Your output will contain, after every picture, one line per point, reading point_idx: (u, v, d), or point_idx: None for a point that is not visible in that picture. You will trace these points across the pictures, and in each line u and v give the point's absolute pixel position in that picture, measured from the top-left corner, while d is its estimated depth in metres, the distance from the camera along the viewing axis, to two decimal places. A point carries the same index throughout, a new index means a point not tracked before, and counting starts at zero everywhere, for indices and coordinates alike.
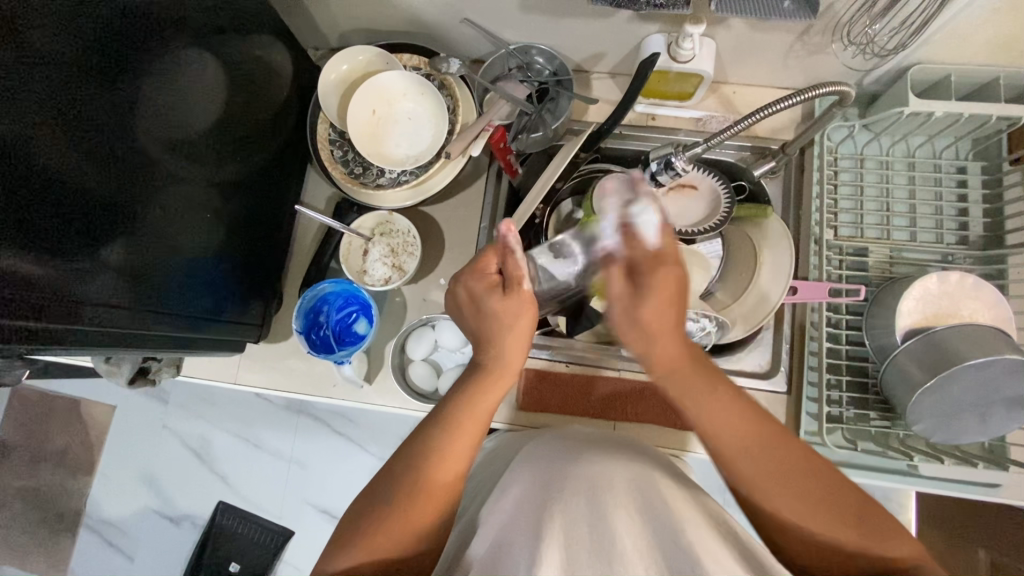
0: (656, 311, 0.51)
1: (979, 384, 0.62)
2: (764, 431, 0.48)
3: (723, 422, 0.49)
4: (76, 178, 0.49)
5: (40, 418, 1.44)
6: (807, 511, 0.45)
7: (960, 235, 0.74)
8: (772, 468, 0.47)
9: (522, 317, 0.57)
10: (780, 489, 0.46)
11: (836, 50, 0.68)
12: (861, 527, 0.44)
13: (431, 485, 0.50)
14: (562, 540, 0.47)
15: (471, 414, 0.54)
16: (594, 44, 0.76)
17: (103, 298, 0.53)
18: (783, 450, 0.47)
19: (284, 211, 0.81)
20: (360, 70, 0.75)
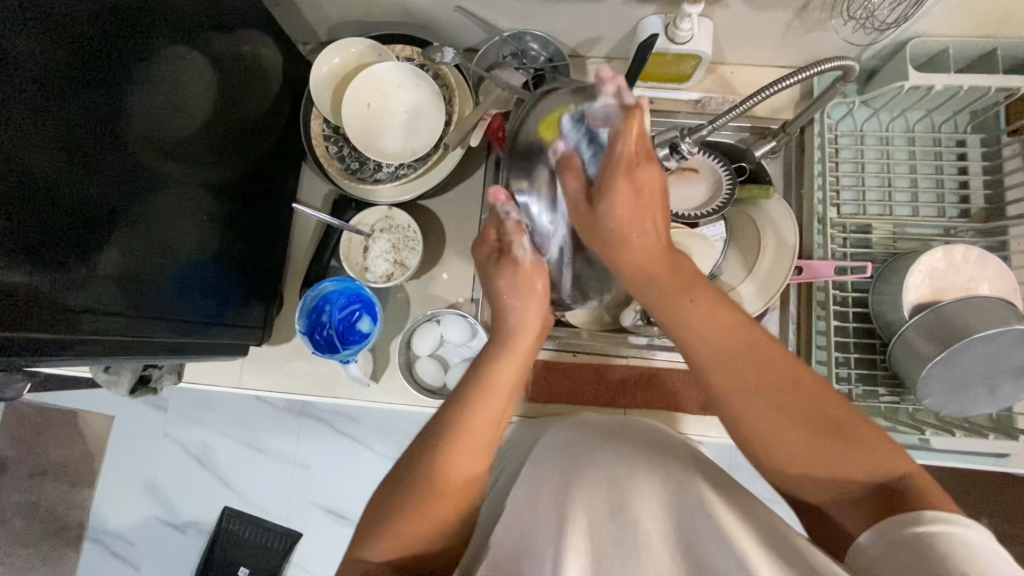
0: (638, 210, 0.48)
1: (987, 355, 0.62)
2: (741, 335, 0.46)
3: (708, 327, 0.47)
4: (63, 183, 0.47)
5: (37, 432, 1.42)
6: (785, 429, 0.43)
7: (962, 208, 0.74)
8: (755, 383, 0.44)
9: (534, 291, 0.54)
10: (766, 412, 0.44)
11: (835, 26, 0.68)
12: (846, 456, 0.42)
13: (452, 474, 0.48)
14: (587, 530, 0.46)
15: (493, 377, 0.51)
16: (590, 28, 0.74)
17: (102, 308, 0.52)
18: (764, 369, 0.45)
19: (278, 210, 0.79)
20: (352, 63, 0.73)
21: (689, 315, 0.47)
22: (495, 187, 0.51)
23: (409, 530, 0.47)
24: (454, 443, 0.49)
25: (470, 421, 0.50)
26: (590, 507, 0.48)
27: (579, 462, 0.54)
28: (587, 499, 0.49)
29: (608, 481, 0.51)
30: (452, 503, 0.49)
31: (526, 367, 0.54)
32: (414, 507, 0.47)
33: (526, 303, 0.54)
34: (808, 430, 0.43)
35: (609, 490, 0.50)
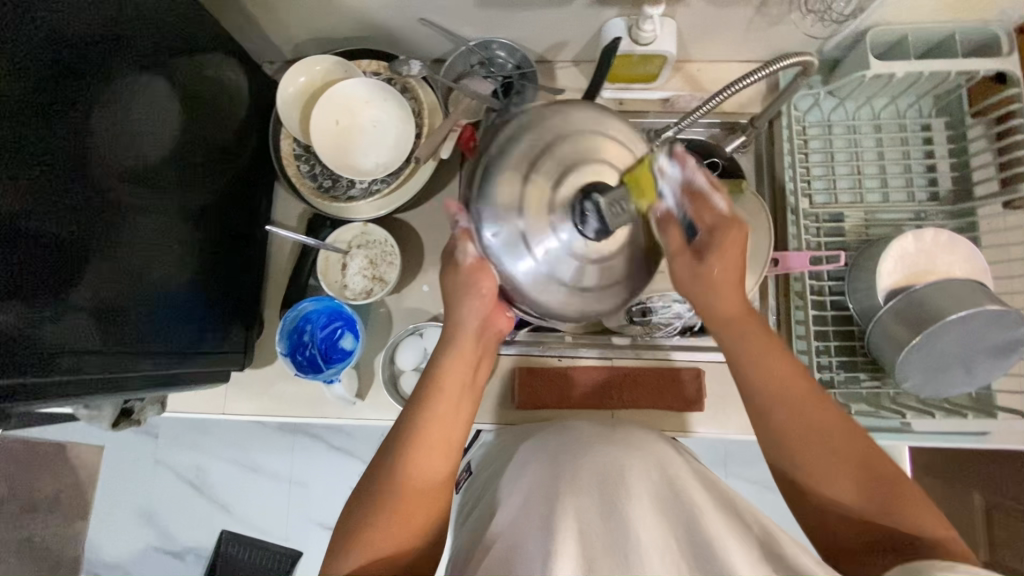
0: (730, 257, 0.49)
1: (964, 336, 0.63)
2: (803, 385, 0.49)
3: (767, 371, 0.50)
4: (29, 219, 0.46)
5: (26, 467, 1.40)
6: (830, 471, 0.48)
7: (931, 191, 0.75)
8: (812, 424, 0.49)
9: (481, 295, 0.51)
10: (808, 448, 0.49)
11: (795, 20, 0.68)
12: (871, 500, 0.47)
13: (419, 479, 0.51)
14: (577, 530, 0.48)
15: (440, 382, 0.53)
16: (555, 33, 0.75)
17: (76, 343, 0.51)
18: (822, 413, 0.49)
19: (255, 232, 0.79)
20: (319, 81, 0.73)
21: (745, 350, 0.51)
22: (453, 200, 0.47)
23: (382, 539, 0.48)
24: (415, 451, 0.51)
25: (425, 425, 0.52)
26: (579, 506, 0.50)
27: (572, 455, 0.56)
28: (576, 499, 0.50)
29: (598, 479, 0.52)
30: (431, 509, 0.51)
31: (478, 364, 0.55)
32: (387, 509, 0.49)
33: (474, 310, 0.52)
34: (849, 476, 0.48)
35: (599, 488, 0.51)
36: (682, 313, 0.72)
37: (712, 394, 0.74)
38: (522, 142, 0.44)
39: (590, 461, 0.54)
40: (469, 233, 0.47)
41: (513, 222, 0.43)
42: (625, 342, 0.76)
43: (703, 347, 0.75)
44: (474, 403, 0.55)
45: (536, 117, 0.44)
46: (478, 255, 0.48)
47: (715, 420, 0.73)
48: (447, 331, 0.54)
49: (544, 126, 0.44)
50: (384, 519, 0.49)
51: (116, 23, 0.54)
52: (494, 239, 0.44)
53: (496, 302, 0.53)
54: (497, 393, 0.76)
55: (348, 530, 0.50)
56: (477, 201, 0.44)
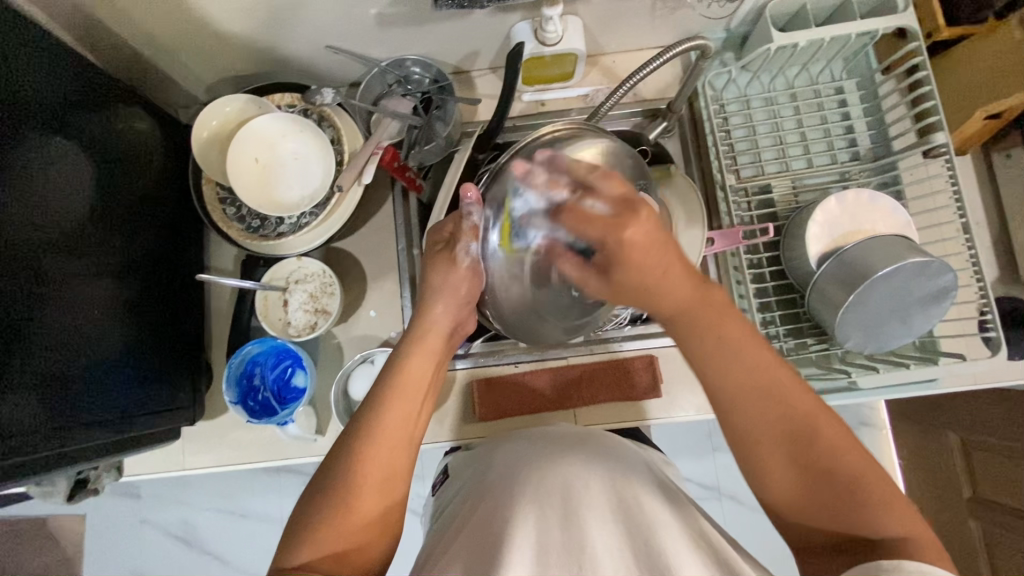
0: (646, 260, 0.40)
1: (896, 291, 0.64)
2: (766, 379, 0.45)
3: (732, 371, 0.45)
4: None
5: (8, 547, 1.36)
6: (795, 468, 0.45)
7: (851, 151, 0.77)
8: (774, 429, 0.45)
9: (455, 295, 0.57)
10: (775, 451, 0.45)
11: (694, 3, 0.69)
12: (834, 502, 0.44)
13: (374, 481, 0.50)
14: (535, 538, 0.49)
15: (408, 375, 0.54)
16: (464, 44, 0.74)
17: (20, 420, 0.50)
18: (790, 409, 0.45)
19: (190, 282, 0.77)
20: (232, 121, 0.72)
21: (709, 349, 0.45)
22: (470, 184, 0.53)
23: (336, 536, 0.48)
24: (377, 442, 0.51)
25: (389, 417, 0.52)
26: (540, 514, 0.51)
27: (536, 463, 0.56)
28: (537, 507, 0.51)
29: (564, 485, 0.53)
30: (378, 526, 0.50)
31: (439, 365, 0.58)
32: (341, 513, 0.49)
33: (446, 305, 0.57)
34: (818, 475, 0.44)
35: (562, 496, 0.52)
36: (627, 303, 0.74)
37: (669, 379, 0.75)
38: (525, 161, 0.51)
39: (554, 473, 0.54)
40: (477, 232, 0.54)
41: (502, 223, 0.51)
42: (578, 340, 0.76)
43: (655, 334, 0.76)
44: (434, 399, 0.58)
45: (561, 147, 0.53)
46: (476, 253, 0.55)
47: (674, 405, 0.74)
48: (416, 328, 0.56)
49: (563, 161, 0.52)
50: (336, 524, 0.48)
51: (22, 91, 0.53)
52: (495, 233, 0.51)
53: (468, 305, 0.58)
54: (458, 409, 0.76)
55: (299, 527, 0.49)
56: (495, 199, 0.52)
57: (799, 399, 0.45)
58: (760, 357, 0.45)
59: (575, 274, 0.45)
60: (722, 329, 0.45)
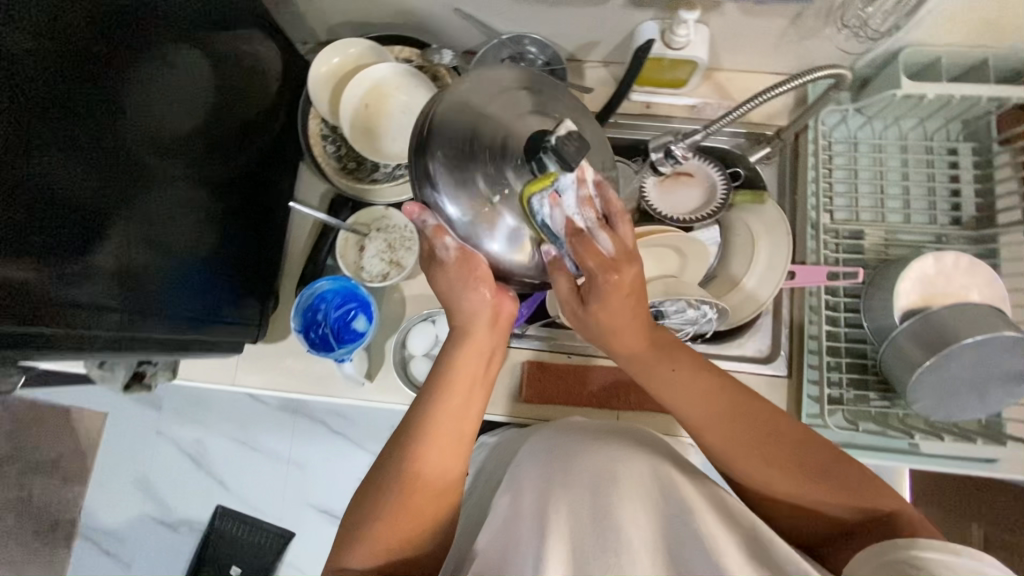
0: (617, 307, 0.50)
1: (977, 360, 0.63)
2: (724, 401, 0.51)
3: (693, 400, 0.52)
4: (56, 179, 0.47)
5: (30, 427, 1.41)
6: (776, 473, 0.49)
7: (953, 215, 0.75)
8: (748, 455, 0.50)
9: (480, 278, 0.51)
10: (758, 466, 0.50)
11: (830, 34, 0.68)
12: (828, 488, 0.48)
13: (428, 479, 0.51)
14: (568, 532, 0.47)
15: (452, 375, 0.52)
16: (587, 32, 0.75)
17: (98, 300, 0.52)
18: (757, 425, 0.50)
19: (277, 210, 0.79)
20: (350, 63, 0.74)
21: (674, 382, 0.52)
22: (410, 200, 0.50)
23: (387, 533, 0.49)
24: (426, 442, 0.51)
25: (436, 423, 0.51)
26: (572, 509, 0.49)
27: (568, 456, 0.56)
28: (569, 501, 0.50)
29: (592, 479, 0.51)
30: (426, 514, 0.50)
31: (490, 353, 0.54)
32: (393, 510, 0.50)
33: (473, 295, 0.51)
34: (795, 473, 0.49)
35: (591, 489, 0.50)
36: (696, 319, 0.72)
37: None
38: (460, 131, 0.47)
39: (580, 468, 0.53)
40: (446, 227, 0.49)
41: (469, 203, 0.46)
42: None
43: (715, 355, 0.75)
44: (487, 395, 0.55)
45: (462, 104, 0.48)
46: (458, 241, 0.50)
47: None
48: (459, 325, 0.53)
49: (477, 111, 0.48)
50: (386, 519, 0.49)
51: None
52: (458, 208, 0.47)
53: (491, 282, 0.51)
54: (505, 385, 0.77)
55: (355, 522, 0.51)
56: (438, 181, 0.47)
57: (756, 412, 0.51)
58: (714, 382, 0.52)
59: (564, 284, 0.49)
60: (679, 366, 0.53)
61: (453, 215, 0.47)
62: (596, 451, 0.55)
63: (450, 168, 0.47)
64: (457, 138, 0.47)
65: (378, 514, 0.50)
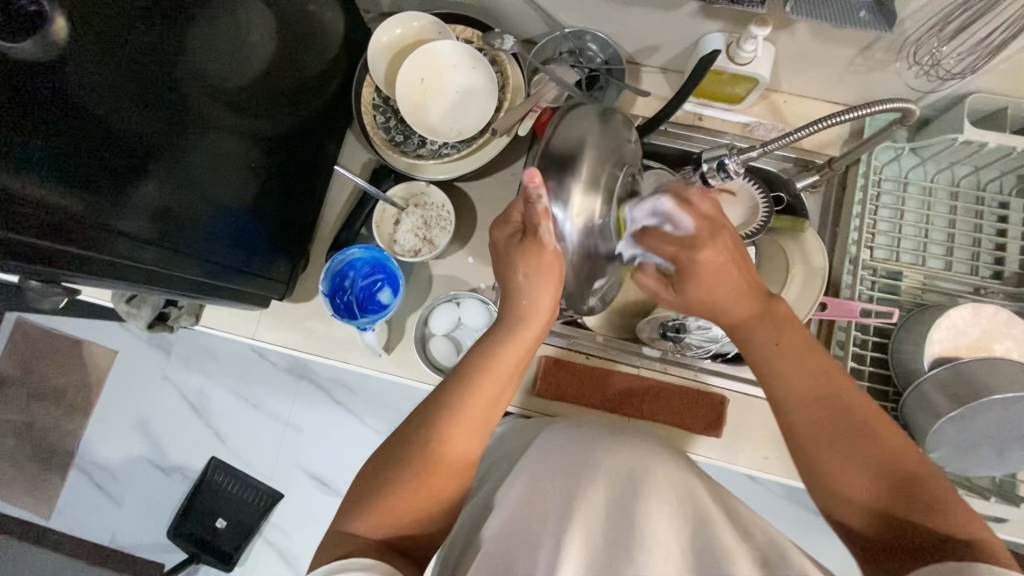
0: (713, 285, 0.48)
1: (1002, 417, 0.62)
2: (823, 374, 0.48)
3: (791, 364, 0.49)
4: (110, 104, 0.47)
5: (40, 355, 1.43)
6: (857, 460, 0.45)
7: (995, 268, 0.73)
8: (832, 439, 0.46)
9: (553, 276, 0.52)
10: (837, 444, 0.46)
11: (898, 69, 0.67)
12: (904, 491, 0.44)
13: (446, 461, 0.51)
14: (585, 532, 0.47)
15: (497, 360, 0.53)
16: (651, 36, 0.74)
17: (135, 234, 0.52)
18: (850, 406, 0.46)
19: (320, 173, 0.80)
20: (412, 37, 0.74)
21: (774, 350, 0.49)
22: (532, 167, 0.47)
23: (399, 506, 0.49)
24: (453, 422, 0.52)
25: (472, 407, 0.52)
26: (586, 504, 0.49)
27: (582, 452, 0.56)
28: (584, 496, 0.50)
29: (608, 477, 0.52)
30: (442, 492, 0.51)
31: (531, 347, 0.56)
32: (409, 485, 0.50)
33: (540, 285, 0.53)
34: (875, 470, 0.45)
35: (605, 486, 0.50)
36: (718, 338, 0.72)
37: (731, 424, 0.74)
38: (584, 163, 0.47)
39: (595, 465, 0.53)
40: (549, 218, 0.48)
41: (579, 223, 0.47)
42: (655, 354, 0.75)
43: (733, 376, 0.74)
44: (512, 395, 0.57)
45: (577, 139, 0.47)
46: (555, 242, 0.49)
47: (728, 450, 0.73)
48: (514, 310, 0.54)
49: (612, 144, 0.47)
50: (399, 491, 0.50)
51: None
52: (568, 219, 0.47)
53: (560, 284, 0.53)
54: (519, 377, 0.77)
55: (368, 489, 0.51)
56: (564, 193, 0.47)
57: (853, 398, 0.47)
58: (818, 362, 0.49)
59: (653, 287, 0.51)
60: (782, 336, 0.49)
61: (566, 226, 0.47)
62: (610, 450, 0.55)
63: (578, 184, 0.47)
64: (566, 168, 0.47)
65: (392, 488, 0.50)
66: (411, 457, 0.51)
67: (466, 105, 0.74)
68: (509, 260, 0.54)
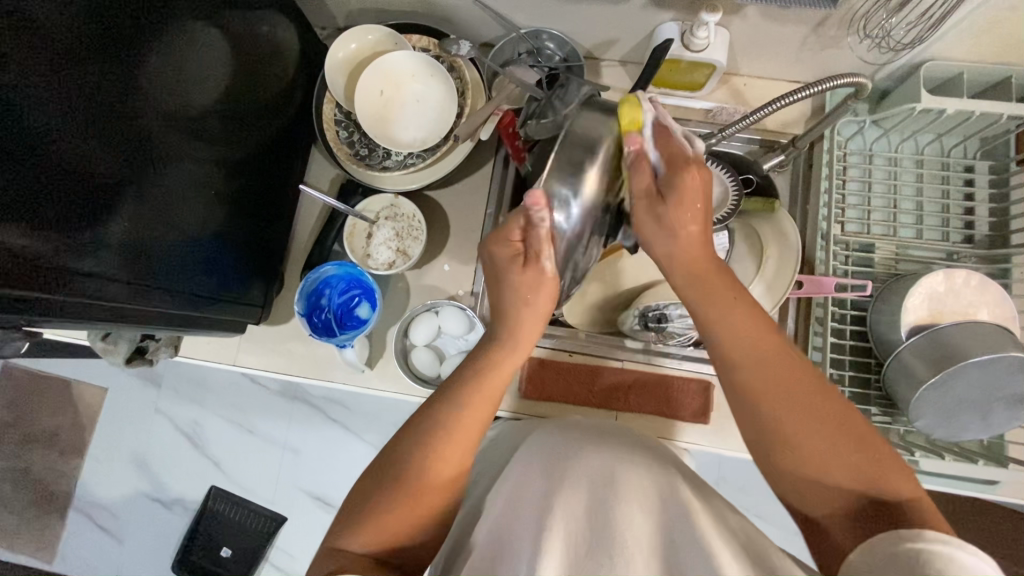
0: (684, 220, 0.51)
1: (983, 380, 0.62)
2: (768, 342, 0.49)
3: (741, 333, 0.49)
4: (62, 145, 0.46)
5: (29, 399, 1.42)
6: (815, 428, 0.45)
7: (966, 233, 0.74)
8: (793, 408, 0.46)
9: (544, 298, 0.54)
10: (793, 411, 0.46)
11: (851, 44, 0.68)
12: (859, 458, 0.45)
13: (435, 478, 0.50)
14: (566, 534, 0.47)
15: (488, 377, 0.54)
16: (606, 31, 0.74)
17: (104, 273, 0.51)
18: (795, 371, 0.48)
19: (288, 191, 0.80)
20: (368, 50, 0.74)
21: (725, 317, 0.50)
22: (537, 189, 0.49)
23: (391, 523, 0.49)
24: (445, 440, 0.51)
25: (463, 423, 0.52)
26: (570, 508, 0.49)
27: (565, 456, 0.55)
28: (568, 498, 0.50)
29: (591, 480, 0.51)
30: (438, 505, 0.50)
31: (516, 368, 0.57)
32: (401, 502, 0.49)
33: (530, 308, 0.54)
34: (840, 440, 0.45)
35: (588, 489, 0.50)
36: None
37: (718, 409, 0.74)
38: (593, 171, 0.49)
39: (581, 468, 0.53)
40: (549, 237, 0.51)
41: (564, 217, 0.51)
42: (636, 346, 0.76)
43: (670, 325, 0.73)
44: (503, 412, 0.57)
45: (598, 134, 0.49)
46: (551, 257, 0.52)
47: (717, 435, 0.73)
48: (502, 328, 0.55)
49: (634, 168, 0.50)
50: (386, 509, 0.49)
51: None
52: (569, 221, 0.50)
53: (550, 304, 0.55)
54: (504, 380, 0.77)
55: (358, 506, 0.50)
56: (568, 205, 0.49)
57: (799, 365, 0.49)
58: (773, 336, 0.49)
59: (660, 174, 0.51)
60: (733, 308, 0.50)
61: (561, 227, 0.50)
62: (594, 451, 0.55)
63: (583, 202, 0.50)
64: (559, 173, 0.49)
65: (379, 506, 0.49)
66: (402, 473, 0.50)
67: (427, 113, 0.73)
68: (502, 281, 0.54)
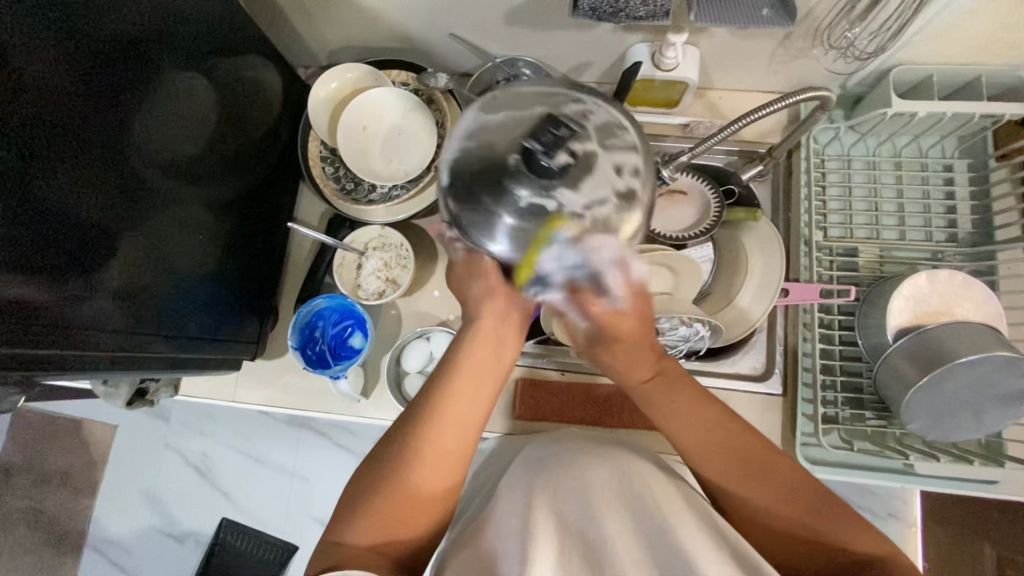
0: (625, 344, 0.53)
1: (972, 380, 0.62)
2: (711, 417, 0.51)
3: (687, 426, 0.51)
4: (61, 204, 0.48)
5: (42, 440, 1.44)
6: (761, 496, 0.48)
7: (949, 232, 0.74)
8: (743, 488, 0.49)
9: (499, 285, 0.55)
10: (740, 489, 0.49)
11: (818, 54, 0.69)
12: (817, 515, 0.47)
13: (430, 479, 0.49)
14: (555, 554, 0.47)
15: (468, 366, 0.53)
16: (579, 54, 0.76)
17: (104, 321, 0.53)
18: (745, 449, 0.50)
19: (277, 227, 0.82)
20: (349, 87, 0.76)
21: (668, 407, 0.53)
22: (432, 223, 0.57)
23: (386, 517, 0.48)
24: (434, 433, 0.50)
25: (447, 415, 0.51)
26: (559, 533, 0.49)
27: (557, 476, 0.55)
28: (558, 522, 0.50)
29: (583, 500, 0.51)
30: (440, 506, 0.50)
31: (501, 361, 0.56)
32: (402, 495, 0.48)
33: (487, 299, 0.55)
34: (788, 501, 0.48)
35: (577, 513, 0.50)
36: (688, 336, 0.70)
37: None
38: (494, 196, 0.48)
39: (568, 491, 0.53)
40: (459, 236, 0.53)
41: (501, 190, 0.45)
42: None
43: (600, 178, 0.44)
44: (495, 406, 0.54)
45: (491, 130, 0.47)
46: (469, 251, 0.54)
47: None
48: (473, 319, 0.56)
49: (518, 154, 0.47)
50: (383, 506, 0.48)
51: (168, 24, 0.57)
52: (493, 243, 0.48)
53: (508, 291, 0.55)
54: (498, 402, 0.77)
55: (355, 500, 0.49)
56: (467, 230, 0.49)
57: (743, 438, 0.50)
58: (713, 411, 0.52)
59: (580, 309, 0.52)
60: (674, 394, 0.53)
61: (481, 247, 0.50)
62: (583, 471, 0.55)
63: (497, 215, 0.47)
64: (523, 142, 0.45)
65: (375, 509, 0.48)
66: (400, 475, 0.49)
67: (412, 145, 0.76)
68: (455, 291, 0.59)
